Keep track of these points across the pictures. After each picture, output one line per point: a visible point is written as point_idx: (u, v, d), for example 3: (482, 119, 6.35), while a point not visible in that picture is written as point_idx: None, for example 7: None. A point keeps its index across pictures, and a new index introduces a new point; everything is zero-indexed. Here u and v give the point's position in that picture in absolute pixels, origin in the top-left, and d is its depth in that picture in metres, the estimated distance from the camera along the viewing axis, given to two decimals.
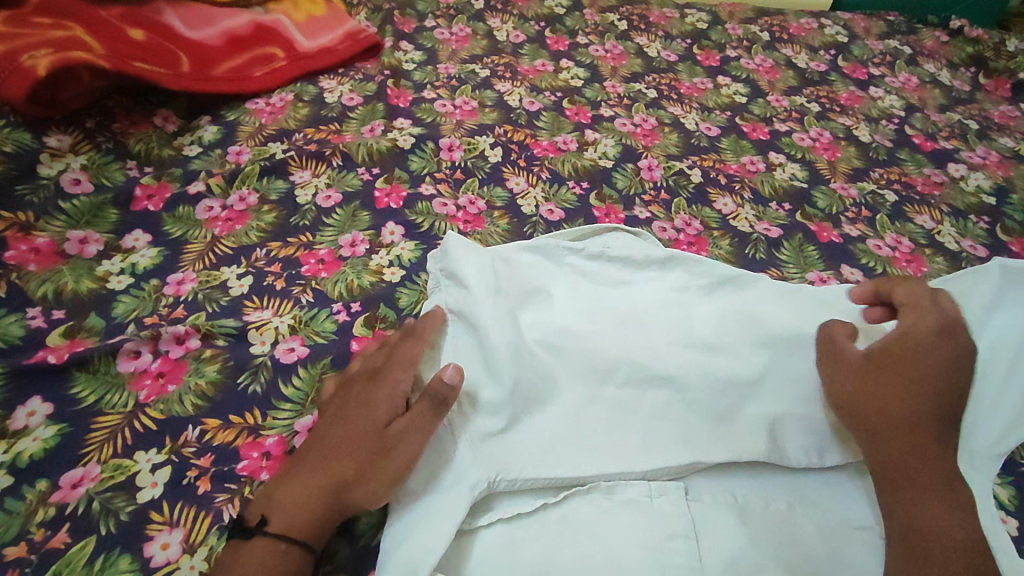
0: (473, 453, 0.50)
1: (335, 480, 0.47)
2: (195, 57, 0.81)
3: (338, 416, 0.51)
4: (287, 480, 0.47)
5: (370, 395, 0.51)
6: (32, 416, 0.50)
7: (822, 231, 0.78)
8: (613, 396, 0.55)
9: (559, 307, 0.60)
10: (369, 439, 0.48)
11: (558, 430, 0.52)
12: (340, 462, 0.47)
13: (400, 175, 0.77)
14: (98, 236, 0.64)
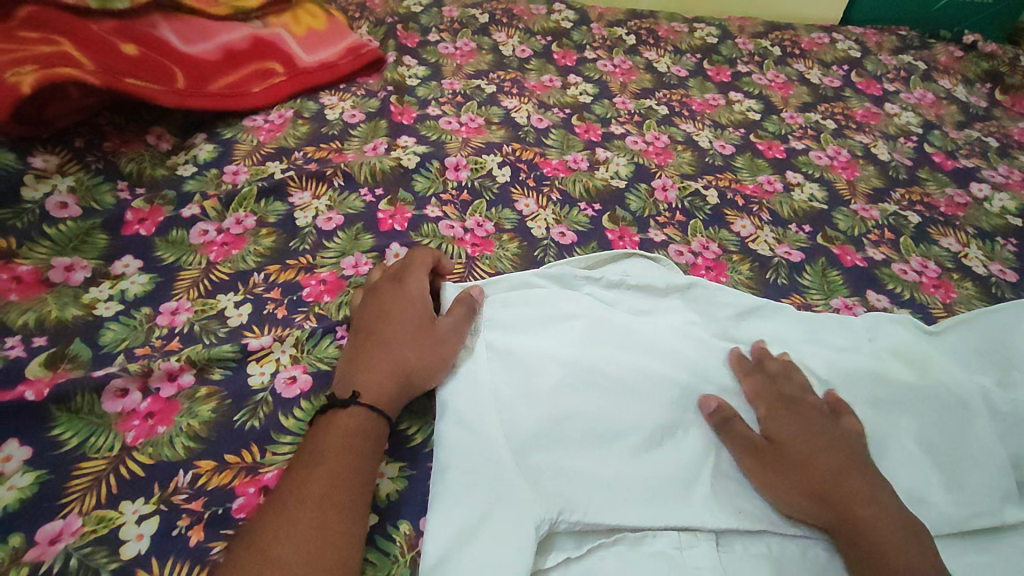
0: (531, 491, 0.46)
1: (403, 362, 0.52)
2: (191, 72, 0.78)
3: (376, 319, 0.55)
4: (360, 367, 0.51)
5: (401, 298, 0.57)
6: (8, 462, 0.46)
7: (845, 255, 0.74)
8: (662, 436, 0.52)
9: (592, 335, 0.57)
10: (419, 327, 0.54)
11: (616, 469, 0.49)
12: (403, 349, 0.52)
13: (404, 197, 0.74)
14: (86, 263, 0.60)
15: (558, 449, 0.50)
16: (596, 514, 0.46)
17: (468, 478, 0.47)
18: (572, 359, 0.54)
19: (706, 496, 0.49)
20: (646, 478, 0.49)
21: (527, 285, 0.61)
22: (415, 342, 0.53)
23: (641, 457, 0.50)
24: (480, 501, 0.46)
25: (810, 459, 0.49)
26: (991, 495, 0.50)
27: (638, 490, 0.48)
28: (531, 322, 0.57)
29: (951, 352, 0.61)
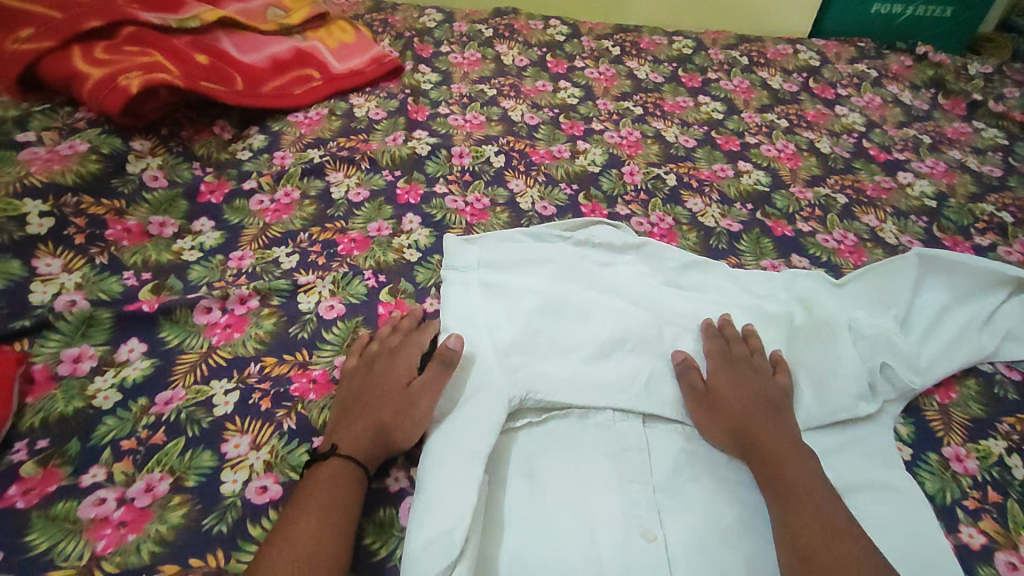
0: (508, 378, 0.63)
1: (378, 421, 0.58)
2: (247, 77, 0.97)
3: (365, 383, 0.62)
4: (341, 425, 0.58)
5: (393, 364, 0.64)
6: (132, 352, 0.64)
7: (777, 227, 0.91)
8: (609, 351, 0.68)
9: (561, 279, 0.74)
10: (395, 389, 0.61)
11: (573, 370, 0.66)
12: (378, 409, 0.59)
13: (418, 177, 0.91)
14: (173, 222, 0.78)
15: (530, 355, 0.66)
16: (556, 395, 0.63)
17: (460, 369, 0.64)
18: (544, 294, 0.71)
19: (643, 388, 0.65)
20: (596, 377, 0.66)
21: (513, 239, 0.78)
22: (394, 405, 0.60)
23: (592, 364, 0.67)
24: (466, 384, 0.63)
25: (738, 402, 0.63)
26: (853, 394, 0.66)
27: (590, 384, 0.65)
28: (514, 267, 0.74)
29: (847, 297, 0.77)
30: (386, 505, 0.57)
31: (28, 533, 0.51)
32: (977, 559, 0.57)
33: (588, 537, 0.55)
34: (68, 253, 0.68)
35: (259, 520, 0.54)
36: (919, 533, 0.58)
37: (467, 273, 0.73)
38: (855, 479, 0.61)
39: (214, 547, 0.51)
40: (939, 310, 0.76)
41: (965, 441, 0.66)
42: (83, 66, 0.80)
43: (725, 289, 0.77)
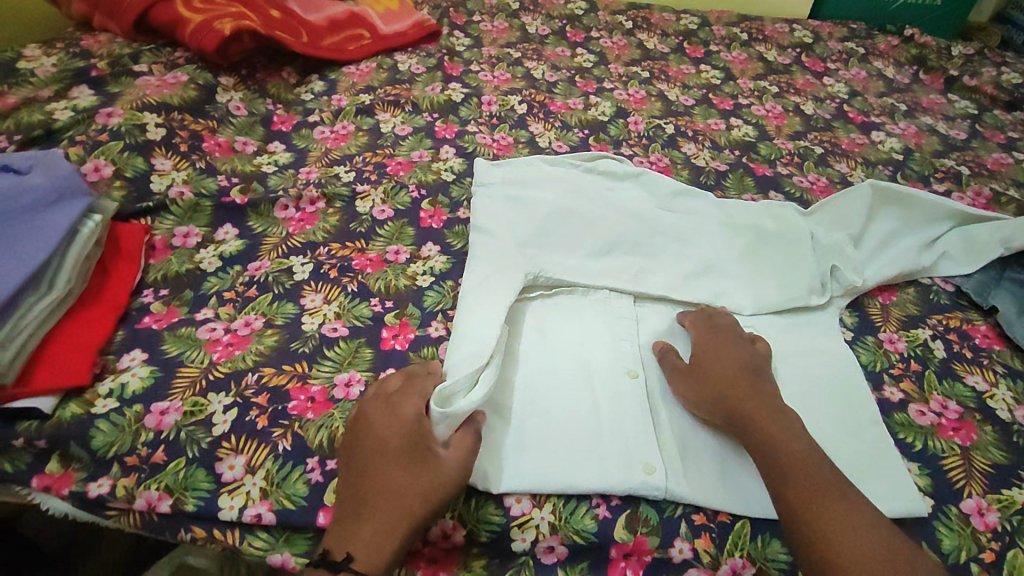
0: (524, 259, 0.78)
1: (400, 517, 0.53)
2: (311, 32, 1.13)
3: (360, 450, 0.57)
4: (363, 518, 0.53)
5: (389, 418, 0.58)
6: (228, 234, 0.81)
7: (759, 169, 1.06)
8: (608, 248, 0.83)
9: (570, 195, 0.89)
10: (415, 472, 0.55)
11: (577, 260, 0.81)
12: (396, 501, 0.54)
13: (453, 118, 1.07)
14: (253, 142, 0.95)
15: (542, 247, 0.81)
16: (562, 276, 0.78)
17: (485, 252, 0.79)
18: (556, 204, 0.86)
19: (633, 278, 0.80)
20: (595, 266, 0.81)
21: (531, 165, 0.93)
22: (408, 473, 0.55)
23: (593, 258, 0.82)
24: (491, 263, 0.78)
25: (724, 382, 0.65)
26: (807, 286, 0.80)
27: (591, 271, 0.80)
28: (532, 185, 0.89)
29: (815, 217, 0.90)
30: (428, 344, 0.71)
31: (163, 344, 0.68)
32: (894, 407, 0.71)
33: (584, 370, 0.70)
34: (175, 156, 0.85)
35: (332, 347, 0.70)
36: (851, 380, 0.72)
37: (492, 188, 0.89)
38: (802, 346, 0.76)
39: (300, 359, 0.68)
40: (892, 232, 0.89)
41: (898, 328, 0.80)
42: (185, 13, 0.98)
43: (710, 208, 0.91)
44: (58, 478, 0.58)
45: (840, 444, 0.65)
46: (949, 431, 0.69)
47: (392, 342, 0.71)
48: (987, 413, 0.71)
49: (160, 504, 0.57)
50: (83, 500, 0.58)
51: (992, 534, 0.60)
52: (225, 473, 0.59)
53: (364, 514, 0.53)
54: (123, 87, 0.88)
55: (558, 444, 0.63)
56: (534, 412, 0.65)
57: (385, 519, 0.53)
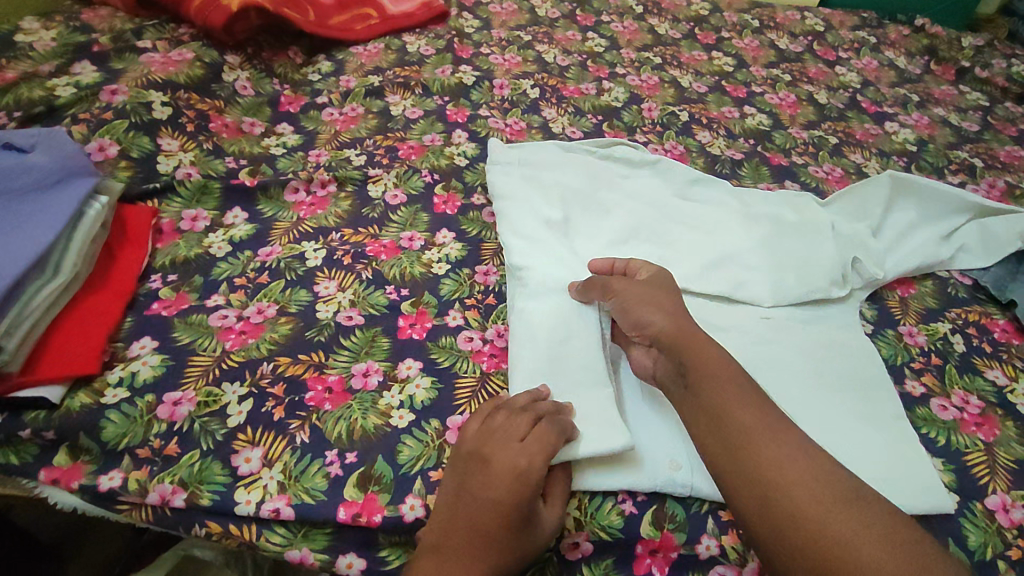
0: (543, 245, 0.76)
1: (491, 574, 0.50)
2: (318, 10, 1.10)
3: (474, 496, 0.52)
4: (459, 565, 0.50)
5: (511, 472, 0.52)
6: (237, 218, 0.78)
7: (774, 158, 1.04)
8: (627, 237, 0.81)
9: (588, 181, 0.86)
10: (517, 537, 0.50)
11: (594, 251, 0.79)
12: (495, 557, 0.50)
13: (464, 102, 1.04)
14: (261, 124, 0.92)
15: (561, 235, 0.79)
16: None
17: (504, 236, 0.77)
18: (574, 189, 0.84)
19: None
20: (614, 258, 0.79)
21: (548, 148, 0.91)
22: (518, 538, 0.51)
23: (611, 248, 0.80)
24: (510, 247, 0.75)
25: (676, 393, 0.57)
26: (827, 279, 0.78)
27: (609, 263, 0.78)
28: (550, 167, 0.87)
29: (834, 210, 0.88)
30: (447, 334, 0.68)
31: (174, 331, 0.64)
32: (916, 402, 0.69)
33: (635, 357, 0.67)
34: (183, 136, 0.82)
35: (349, 336, 0.66)
36: (873, 375, 0.70)
37: (508, 167, 0.86)
38: (827, 339, 0.74)
39: (315, 349, 0.64)
40: (910, 224, 0.88)
41: (917, 322, 0.79)
42: None
43: (727, 197, 0.89)
44: (67, 470, 0.55)
45: (869, 440, 0.64)
46: (972, 426, 0.68)
47: (409, 332, 0.68)
48: (1009, 408, 0.70)
49: (174, 499, 0.54)
50: (95, 494, 0.54)
51: (1018, 531, 0.60)
52: (241, 466, 0.55)
53: (460, 560, 0.50)
54: (127, 63, 0.85)
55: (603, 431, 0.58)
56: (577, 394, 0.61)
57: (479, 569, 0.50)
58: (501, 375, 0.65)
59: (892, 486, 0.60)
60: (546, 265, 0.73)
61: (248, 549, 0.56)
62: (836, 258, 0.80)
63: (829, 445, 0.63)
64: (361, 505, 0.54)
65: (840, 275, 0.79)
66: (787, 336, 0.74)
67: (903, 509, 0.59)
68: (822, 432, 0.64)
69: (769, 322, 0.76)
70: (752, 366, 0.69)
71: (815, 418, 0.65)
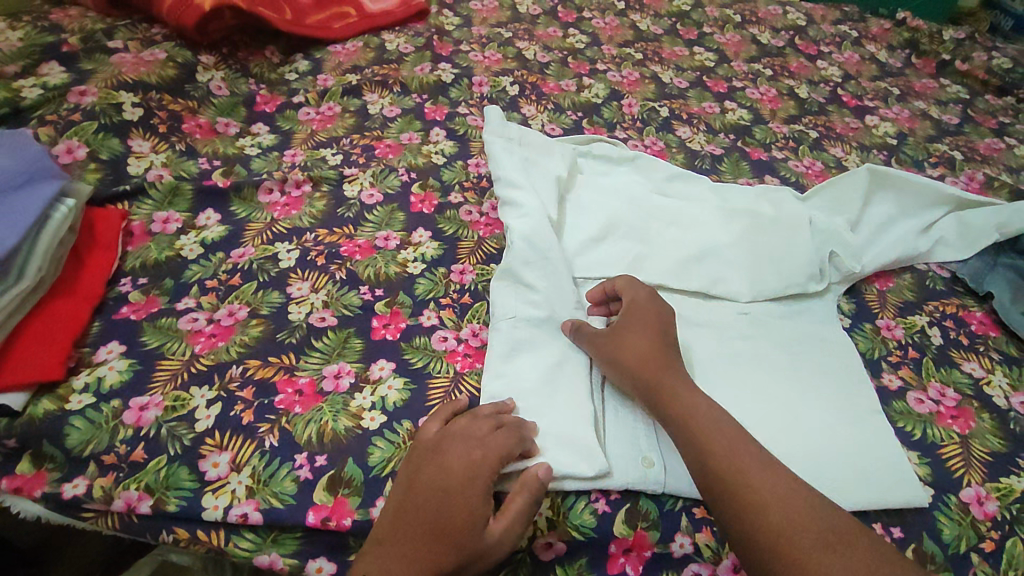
0: None
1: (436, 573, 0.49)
2: (295, 9, 1.09)
3: (424, 488, 0.52)
4: (403, 559, 0.49)
5: (463, 467, 0.52)
6: (209, 220, 0.77)
7: (754, 153, 1.04)
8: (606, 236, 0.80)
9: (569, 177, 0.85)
10: (464, 534, 0.49)
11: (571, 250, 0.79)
12: (439, 556, 0.49)
13: (442, 100, 1.03)
14: (235, 124, 0.91)
15: None
16: None
17: None
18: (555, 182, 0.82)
19: (630, 266, 0.78)
20: (591, 257, 0.79)
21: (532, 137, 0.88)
22: (465, 536, 0.50)
23: (589, 246, 0.79)
24: None
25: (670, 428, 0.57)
26: (805, 274, 0.78)
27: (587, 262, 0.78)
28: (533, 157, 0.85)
29: (813, 204, 0.88)
30: (421, 334, 0.68)
31: (143, 335, 0.63)
32: (893, 395, 0.69)
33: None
34: (154, 138, 0.81)
35: (321, 338, 0.65)
36: (849, 369, 0.70)
37: (506, 146, 0.83)
38: (803, 333, 0.74)
39: (286, 351, 0.63)
40: (888, 218, 0.88)
41: (895, 315, 0.79)
42: None
43: (706, 194, 0.89)
44: (30, 478, 0.54)
45: (844, 436, 0.64)
46: (948, 419, 0.68)
47: (383, 332, 0.67)
48: (985, 401, 0.70)
49: (140, 505, 0.53)
50: (58, 502, 0.54)
51: (992, 523, 0.60)
52: (209, 471, 0.54)
53: (404, 555, 0.49)
54: (97, 64, 0.84)
55: (571, 445, 0.58)
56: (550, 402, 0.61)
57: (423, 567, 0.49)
58: (474, 374, 0.64)
59: (868, 482, 0.60)
60: (522, 262, 0.71)
61: (216, 555, 0.55)
62: (813, 253, 0.80)
63: (805, 442, 0.63)
64: (330, 508, 0.54)
65: (818, 270, 0.78)
66: (764, 330, 0.74)
67: (879, 504, 0.59)
68: (796, 427, 0.64)
69: (746, 317, 0.76)
70: (728, 364, 0.69)
71: (791, 413, 0.65)
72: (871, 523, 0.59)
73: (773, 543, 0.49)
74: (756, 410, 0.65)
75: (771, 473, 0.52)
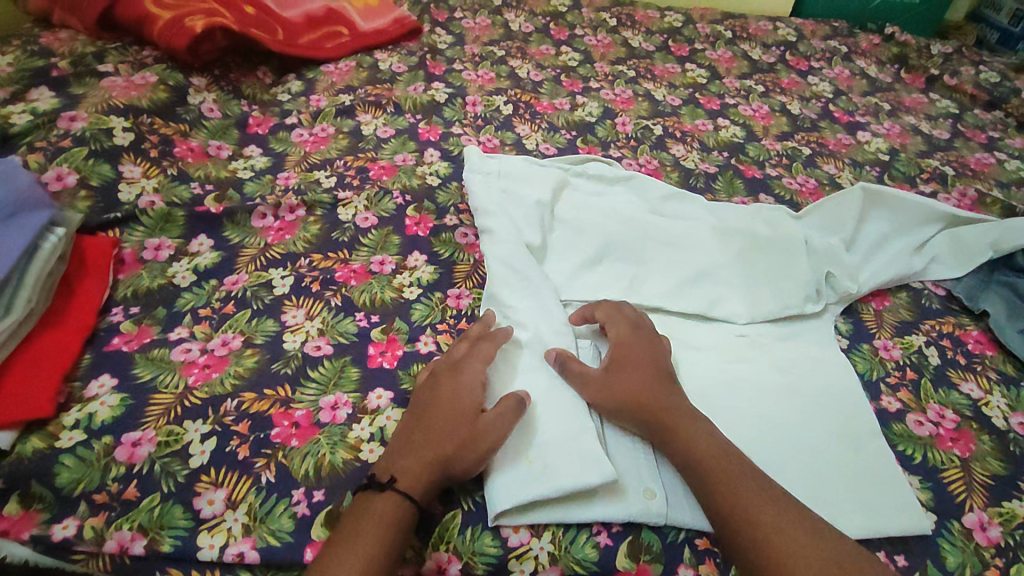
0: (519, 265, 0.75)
1: (439, 456, 0.55)
2: (287, 29, 1.09)
3: (422, 395, 0.59)
4: (408, 450, 0.55)
5: (451, 369, 0.61)
6: (202, 246, 0.76)
7: (748, 171, 1.04)
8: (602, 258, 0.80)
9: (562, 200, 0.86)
10: (460, 417, 0.57)
11: (568, 272, 0.78)
12: (439, 439, 0.55)
13: (436, 119, 1.03)
14: (228, 147, 0.91)
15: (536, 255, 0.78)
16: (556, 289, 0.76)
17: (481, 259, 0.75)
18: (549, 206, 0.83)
19: (627, 288, 0.78)
20: (588, 279, 0.78)
21: (524, 162, 0.89)
22: (458, 418, 0.57)
23: (586, 268, 0.79)
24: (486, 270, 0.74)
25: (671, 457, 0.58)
26: (801, 294, 0.78)
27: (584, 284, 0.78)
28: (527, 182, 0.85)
29: (808, 223, 0.88)
30: (418, 361, 0.67)
31: (134, 368, 0.62)
32: (892, 418, 0.69)
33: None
34: (146, 162, 0.81)
35: (317, 367, 0.64)
36: (849, 392, 0.70)
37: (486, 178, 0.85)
38: (801, 356, 0.74)
39: (282, 383, 0.62)
40: (882, 236, 0.88)
41: (892, 335, 0.79)
42: (155, 9, 0.94)
43: (701, 213, 0.89)
44: (16, 520, 0.51)
45: (845, 461, 0.64)
46: (948, 442, 0.67)
47: (379, 360, 0.66)
48: (984, 422, 0.70)
49: (133, 545, 0.51)
50: (47, 545, 0.51)
51: (996, 550, 0.59)
52: (204, 509, 0.53)
53: (409, 452, 0.55)
54: (88, 89, 0.83)
55: (581, 463, 0.57)
56: (551, 426, 0.60)
57: (427, 456, 0.54)
58: None
59: (871, 508, 0.60)
60: (516, 288, 0.72)
61: None
62: (808, 274, 0.80)
63: (807, 469, 0.62)
64: None
65: (814, 291, 0.79)
66: (762, 353, 0.74)
67: (883, 531, 0.58)
68: (797, 453, 0.64)
69: (744, 340, 0.76)
70: (728, 390, 0.69)
71: (791, 439, 0.65)
72: (875, 551, 0.58)
73: (782, 574, 0.48)
74: (756, 437, 0.64)
75: (769, 505, 0.53)
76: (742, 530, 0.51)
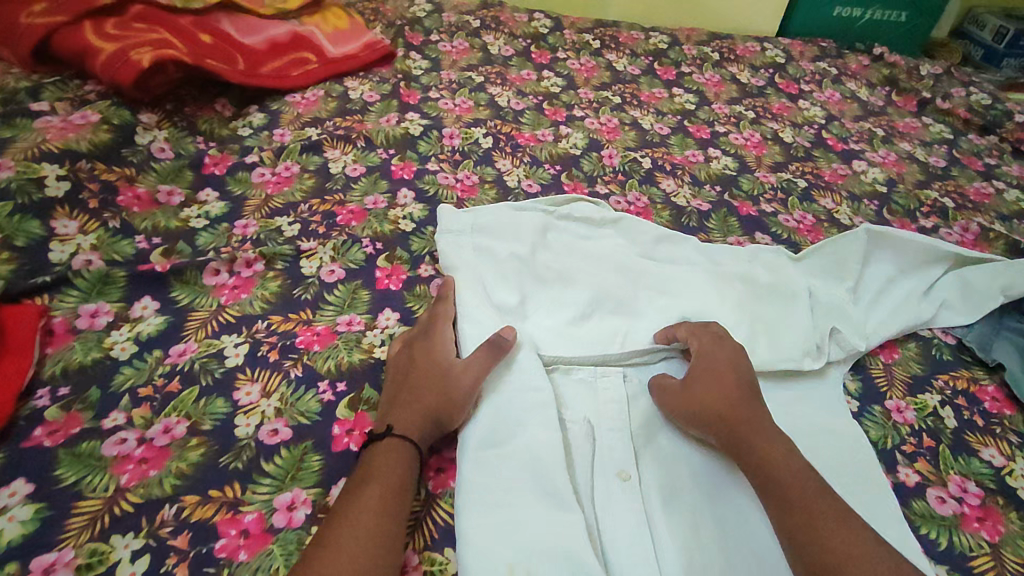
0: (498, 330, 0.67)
1: (427, 408, 0.58)
2: (248, 57, 1.02)
3: (398, 361, 0.64)
4: (394, 407, 0.59)
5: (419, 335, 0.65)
6: (145, 310, 0.68)
7: (743, 208, 0.98)
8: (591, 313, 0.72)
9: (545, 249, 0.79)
10: (437, 369, 0.61)
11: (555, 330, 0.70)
12: (422, 391, 0.59)
13: (410, 155, 0.96)
14: (180, 191, 0.82)
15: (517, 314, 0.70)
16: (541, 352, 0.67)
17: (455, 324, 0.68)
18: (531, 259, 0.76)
19: (621, 346, 0.69)
20: (578, 337, 0.70)
21: (502, 209, 0.82)
22: (434, 369, 0.61)
23: (574, 325, 0.71)
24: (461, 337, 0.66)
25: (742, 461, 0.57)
26: (807, 352, 0.71)
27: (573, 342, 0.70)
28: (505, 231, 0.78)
29: (809, 270, 0.82)
30: None
31: (57, 468, 0.54)
32: (912, 495, 0.63)
33: (616, 472, 0.59)
34: (83, 215, 0.72)
35: (272, 458, 0.57)
36: (863, 468, 0.64)
37: (458, 239, 0.77)
38: (811, 423, 0.67)
39: (231, 481, 0.55)
40: (888, 281, 0.83)
41: (905, 395, 0.73)
42: (97, 41, 0.86)
43: (696, 259, 0.82)
44: None
45: None
46: (974, 522, 0.62)
47: (345, 442, 0.59)
48: (1010, 497, 0.64)
49: None
50: None
51: None
52: None
53: (398, 408, 0.59)
54: (18, 130, 0.75)
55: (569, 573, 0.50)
56: (536, 525, 0.53)
57: (416, 408, 0.58)
58: (449, 498, 0.57)
59: None
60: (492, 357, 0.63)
61: None
62: (814, 329, 0.73)
63: None
64: None
65: (820, 348, 0.72)
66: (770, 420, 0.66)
67: None
68: None
69: None
70: None
71: None
72: None
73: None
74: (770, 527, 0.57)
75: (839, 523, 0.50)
76: (811, 545, 0.49)
